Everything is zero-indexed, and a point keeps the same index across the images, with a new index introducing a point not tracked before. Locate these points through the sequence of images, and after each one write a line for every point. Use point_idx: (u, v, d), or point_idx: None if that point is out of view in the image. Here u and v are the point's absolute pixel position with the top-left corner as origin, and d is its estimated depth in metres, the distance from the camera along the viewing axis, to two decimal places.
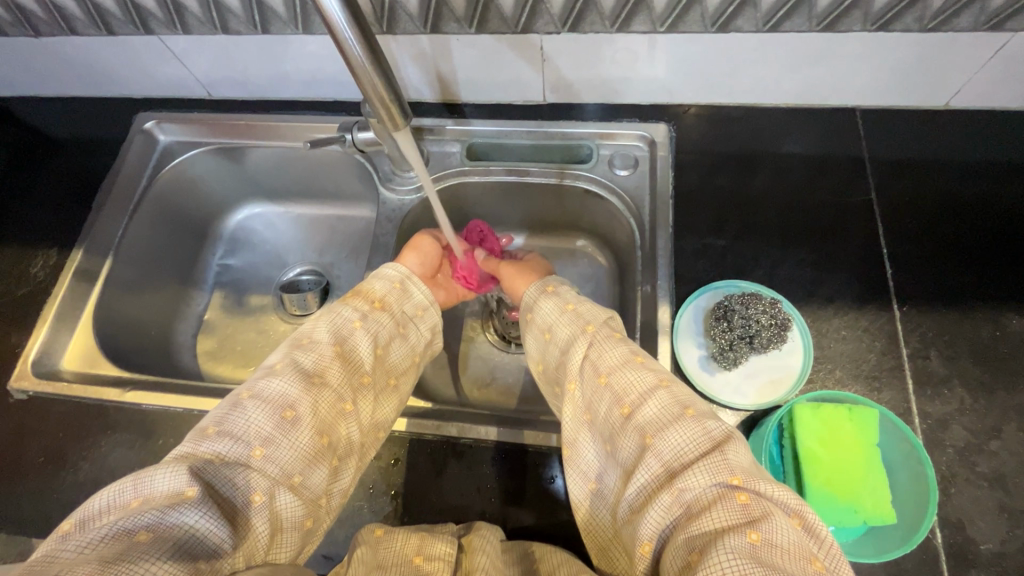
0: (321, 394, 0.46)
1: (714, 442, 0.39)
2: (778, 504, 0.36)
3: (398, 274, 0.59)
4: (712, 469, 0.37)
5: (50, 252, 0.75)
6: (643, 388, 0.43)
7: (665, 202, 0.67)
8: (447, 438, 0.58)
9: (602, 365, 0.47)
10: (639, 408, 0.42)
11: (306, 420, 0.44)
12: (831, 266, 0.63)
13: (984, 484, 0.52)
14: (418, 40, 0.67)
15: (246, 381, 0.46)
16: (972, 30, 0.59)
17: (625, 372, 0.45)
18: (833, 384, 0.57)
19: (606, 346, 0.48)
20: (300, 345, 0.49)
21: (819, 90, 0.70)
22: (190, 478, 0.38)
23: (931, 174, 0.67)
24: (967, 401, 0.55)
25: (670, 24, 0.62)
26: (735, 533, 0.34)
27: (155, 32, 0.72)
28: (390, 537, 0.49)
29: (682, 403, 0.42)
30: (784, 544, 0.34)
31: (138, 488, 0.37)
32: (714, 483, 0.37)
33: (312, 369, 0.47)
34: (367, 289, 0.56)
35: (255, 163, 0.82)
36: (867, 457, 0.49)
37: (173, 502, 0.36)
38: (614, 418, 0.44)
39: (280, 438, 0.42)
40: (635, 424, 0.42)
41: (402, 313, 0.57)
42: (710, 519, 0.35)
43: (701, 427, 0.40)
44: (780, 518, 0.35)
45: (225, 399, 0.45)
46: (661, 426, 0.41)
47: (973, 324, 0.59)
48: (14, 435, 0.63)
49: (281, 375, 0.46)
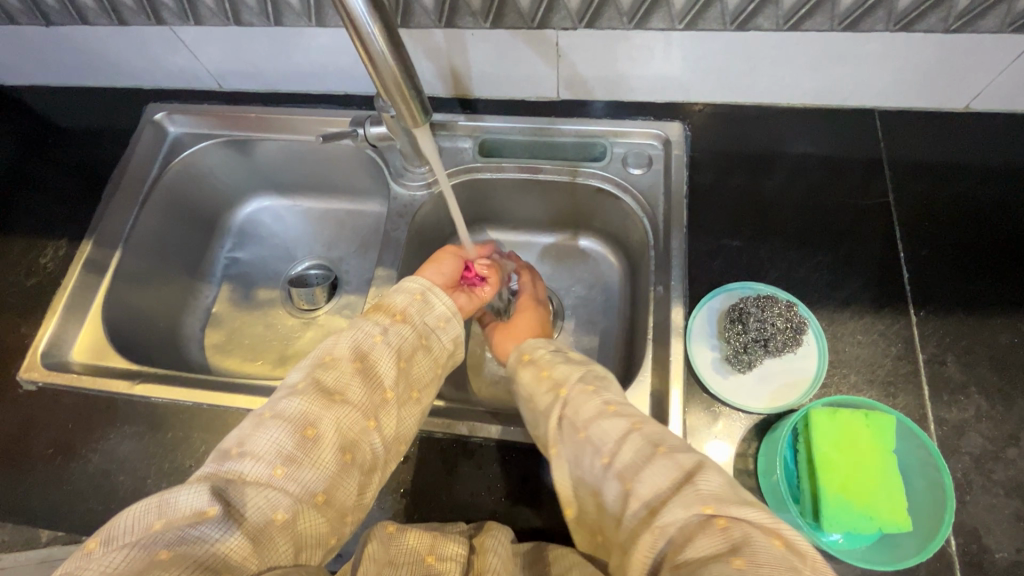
0: (344, 412, 0.45)
1: (685, 472, 0.39)
2: (757, 526, 0.34)
3: (419, 286, 0.57)
4: (685, 502, 0.36)
5: (59, 242, 0.75)
6: (617, 435, 0.43)
7: (680, 201, 0.66)
8: (457, 436, 0.58)
9: (579, 421, 0.46)
10: (617, 455, 0.42)
11: (327, 437, 0.43)
12: (847, 270, 0.62)
13: (1000, 492, 0.51)
14: (432, 35, 0.67)
15: (265, 405, 0.45)
16: (997, 32, 0.58)
17: (600, 423, 0.44)
18: (848, 389, 0.56)
19: (580, 400, 0.47)
20: (322, 363, 0.48)
21: (837, 91, 0.69)
22: (212, 497, 0.38)
23: (950, 178, 0.67)
24: (984, 407, 0.55)
25: (689, 21, 0.61)
26: (719, 559, 0.33)
27: (166, 22, 0.71)
28: (402, 535, 0.47)
29: (653, 443, 0.41)
30: (766, 563, 0.32)
31: (161, 509, 0.37)
32: (689, 514, 0.36)
33: (332, 387, 0.46)
34: (388, 302, 0.55)
35: (264, 155, 0.82)
36: (883, 464, 0.49)
37: (194, 521, 0.36)
38: (596, 468, 0.43)
39: (303, 457, 0.42)
40: (615, 470, 0.41)
41: (423, 325, 0.55)
42: (695, 547, 0.34)
43: (671, 460, 0.39)
44: (759, 538, 0.34)
45: (248, 418, 0.45)
46: (636, 468, 0.40)
47: (991, 330, 0.58)
48: (24, 426, 0.63)
49: (300, 394, 0.45)
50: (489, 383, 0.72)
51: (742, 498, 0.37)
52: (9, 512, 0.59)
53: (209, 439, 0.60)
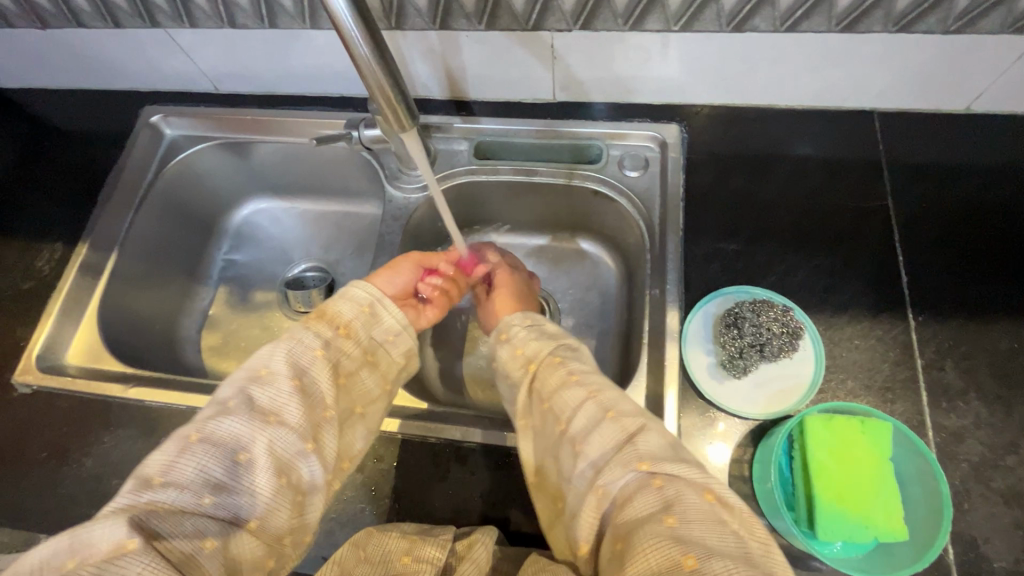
0: (282, 437, 0.43)
1: (628, 435, 0.39)
2: (689, 483, 0.36)
3: (368, 296, 0.55)
4: (623, 461, 0.38)
5: (56, 245, 0.75)
6: (574, 403, 0.43)
7: (676, 203, 0.66)
8: (450, 441, 0.58)
9: (544, 391, 0.46)
10: (573, 422, 0.42)
11: (261, 461, 0.41)
12: (845, 273, 0.62)
13: (1000, 501, 0.51)
14: (427, 37, 0.66)
15: (193, 424, 0.42)
16: (997, 32, 0.57)
17: (559, 392, 0.44)
18: (845, 395, 0.55)
19: (547, 373, 0.46)
20: (257, 379, 0.45)
21: (836, 93, 0.68)
22: (130, 529, 0.35)
23: (950, 181, 0.66)
24: (983, 414, 0.54)
25: (685, 22, 0.61)
26: (653, 520, 0.34)
27: (161, 25, 0.71)
28: (382, 535, 0.49)
29: (603, 408, 0.42)
30: (698, 519, 0.34)
31: (74, 546, 0.34)
32: (627, 475, 0.37)
33: (268, 407, 0.43)
34: (333, 313, 0.52)
35: (260, 157, 0.82)
36: (880, 472, 0.48)
37: (112, 557, 0.33)
38: (555, 435, 0.43)
39: (235, 485, 0.40)
40: (569, 437, 0.42)
41: (369, 340, 0.53)
42: (634, 507, 0.36)
43: (617, 425, 0.40)
44: (689, 493, 0.35)
45: (172, 439, 0.41)
46: (586, 434, 0.41)
47: (991, 335, 0.57)
48: (20, 429, 0.63)
49: (234, 415, 0.42)
50: (485, 386, 0.72)
51: (678, 456, 0.38)
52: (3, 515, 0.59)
53: None
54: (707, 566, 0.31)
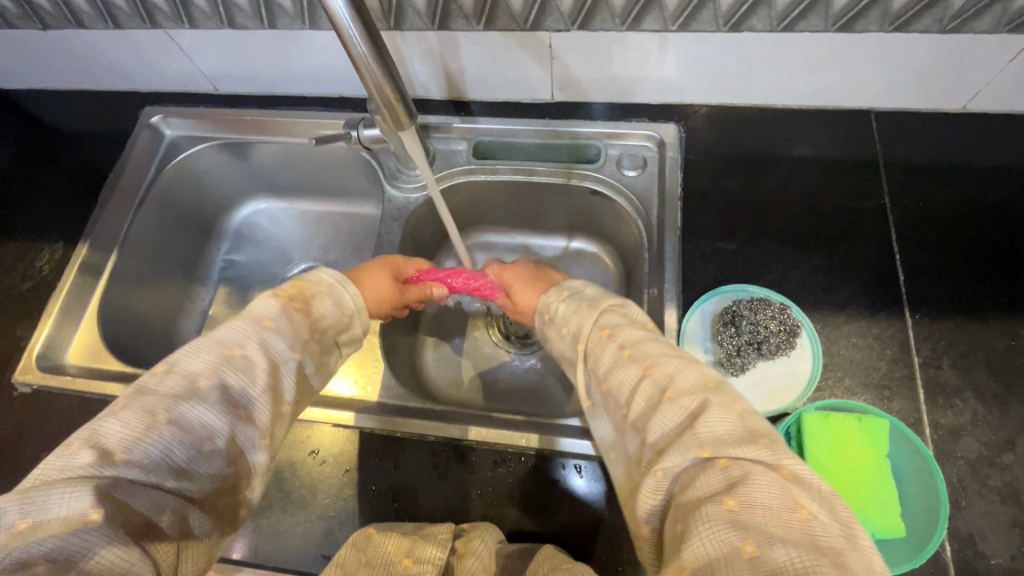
0: (245, 431, 0.41)
1: (692, 416, 0.36)
2: (757, 464, 0.33)
3: (353, 304, 0.53)
4: (683, 445, 0.35)
5: (56, 245, 0.75)
6: (630, 384, 0.40)
7: (674, 203, 0.66)
8: (450, 439, 0.58)
9: (600, 370, 0.43)
10: (631, 404, 0.40)
11: (221, 450, 0.40)
12: (843, 272, 0.62)
13: (997, 498, 0.51)
14: (426, 37, 0.66)
15: (160, 398, 0.39)
16: (993, 32, 0.57)
17: (615, 371, 0.42)
18: (843, 393, 0.56)
19: (597, 351, 0.44)
20: (229, 360, 0.42)
21: (833, 92, 0.69)
22: (93, 500, 0.34)
23: (947, 181, 0.66)
24: (980, 412, 0.54)
25: (682, 22, 0.61)
26: (711, 502, 0.32)
27: (161, 26, 0.71)
28: (380, 539, 0.48)
29: (661, 387, 0.39)
30: (764, 503, 0.31)
31: (26, 509, 0.33)
32: (686, 460, 0.34)
33: (238, 397, 0.41)
34: (316, 311, 0.49)
35: (260, 157, 0.82)
36: (878, 469, 0.48)
37: (72, 530, 0.33)
38: (618, 416, 0.41)
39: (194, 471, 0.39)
40: (630, 420, 0.40)
41: (333, 345, 0.51)
42: (694, 491, 0.33)
43: (677, 406, 0.37)
44: (757, 477, 0.32)
45: (135, 410, 0.38)
46: (646, 417, 0.38)
47: (988, 334, 0.58)
48: (19, 428, 0.63)
49: (207, 401, 0.40)
50: (484, 386, 0.72)
51: (746, 437, 0.35)
52: None
53: None
54: (769, 555, 0.29)
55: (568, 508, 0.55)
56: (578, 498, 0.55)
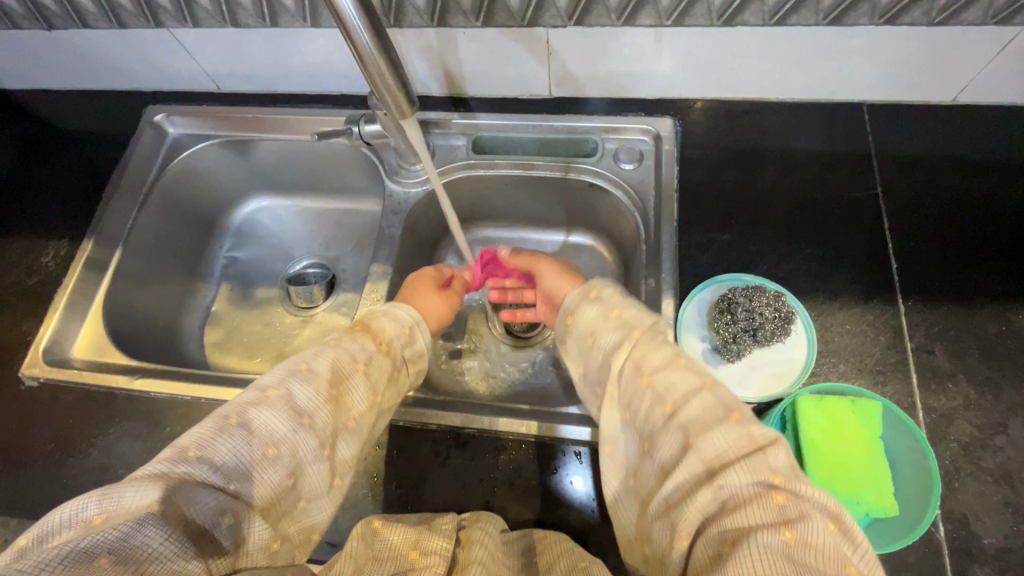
0: (262, 416, 0.42)
1: (756, 443, 0.36)
2: (816, 506, 0.34)
3: (409, 319, 0.57)
4: (752, 468, 0.35)
5: (61, 242, 0.76)
6: (687, 388, 0.40)
7: (670, 195, 0.67)
8: (451, 428, 0.59)
9: (646, 364, 0.42)
10: (683, 407, 0.39)
11: (285, 459, 0.42)
12: (837, 261, 0.63)
13: (990, 480, 0.52)
14: (425, 34, 0.68)
15: (234, 405, 0.43)
16: (980, 24, 0.59)
17: (671, 372, 0.41)
18: (837, 378, 0.57)
19: (652, 345, 0.43)
20: (297, 373, 0.46)
21: (826, 86, 0.70)
22: (159, 496, 0.36)
23: (939, 171, 0.67)
24: (972, 395, 0.55)
25: (677, 17, 0.62)
26: (770, 530, 0.32)
27: (165, 26, 0.72)
28: (387, 529, 0.49)
29: (725, 405, 0.38)
30: (821, 546, 0.32)
31: (103, 503, 0.36)
32: (751, 483, 0.34)
33: (305, 407, 0.44)
34: (377, 328, 0.54)
35: (262, 155, 0.83)
36: (868, 450, 0.49)
37: (139, 522, 0.35)
38: (654, 415, 0.40)
39: (258, 475, 0.40)
40: (677, 424, 0.38)
41: (402, 360, 0.54)
42: (750, 514, 0.33)
43: (745, 428, 0.37)
44: (819, 521, 0.33)
45: (212, 417, 0.42)
46: (703, 425, 0.37)
47: (980, 319, 0.59)
48: (25, 422, 0.64)
49: (274, 408, 0.43)
50: (485, 378, 0.73)
51: (805, 479, 0.35)
52: (9, 505, 0.60)
53: None
54: None
55: (570, 494, 0.56)
56: (578, 492, 0.56)
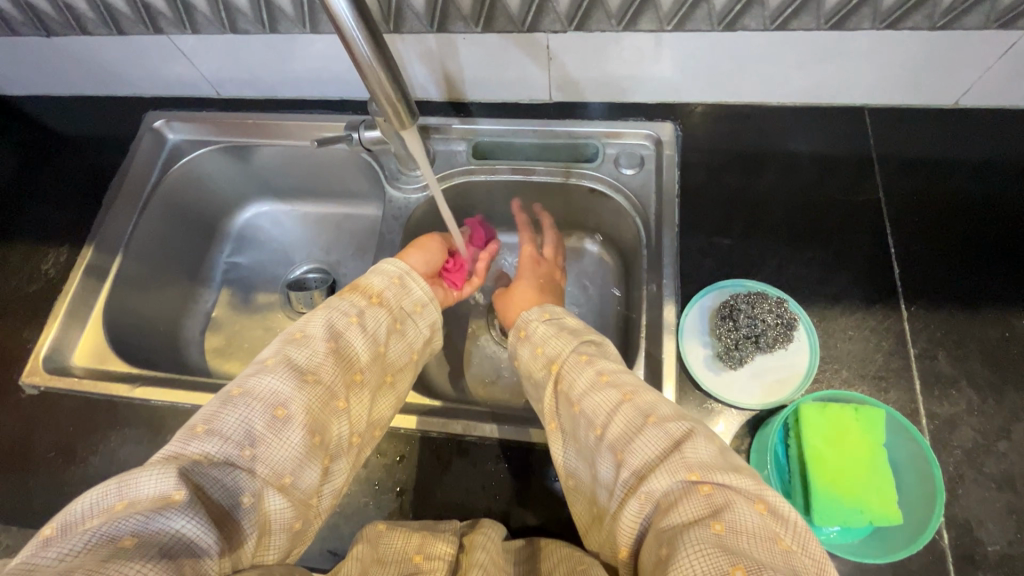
0: (272, 381, 0.44)
1: (674, 441, 0.39)
2: (740, 493, 0.36)
3: (397, 270, 0.58)
4: (672, 469, 0.38)
5: (61, 249, 0.76)
6: (608, 407, 0.43)
7: (671, 200, 0.67)
8: (452, 435, 0.59)
9: (574, 393, 0.46)
10: (608, 427, 0.42)
11: (283, 457, 0.41)
12: (838, 266, 0.63)
13: (992, 485, 0.52)
14: (424, 40, 0.68)
15: (241, 375, 0.45)
16: (982, 28, 0.58)
17: (593, 396, 0.45)
18: (839, 384, 0.56)
19: (574, 373, 0.48)
20: (293, 340, 0.48)
21: (827, 89, 0.70)
22: (178, 481, 0.37)
23: (939, 174, 0.67)
24: (975, 401, 0.55)
25: (677, 23, 0.62)
26: (699, 525, 0.34)
27: (164, 32, 0.72)
28: (391, 533, 0.50)
29: (644, 413, 0.42)
30: (748, 531, 0.34)
31: (123, 490, 0.36)
32: (675, 482, 0.37)
33: (305, 366, 0.46)
34: (365, 284, 0.55)
35: (262, 160, 0.83)
36: (874, 456, 0.49)
37: (160, 506, 0.35)
38: (590, 439, 0.44)
39: (270, 438, 0.41)
40: (607, 444, 0.42)
41: (400, 309, 0.56)
42: (678, 513, 0.36)
43: (661, 430, 0.40)
44: (741, 506, 0.35)
45: (215, 395, 0.43)
46: (627, 439, 0.41)
47: (982, 324, 0.58)
48: (26, 429, 0.64)
49: (274, 372, 0.45)
50: (486, 383, 0.73)
51: (729, 465, 0.38)
52: (11, 513, 0.60)
53: None
54: None
55: None
56: None
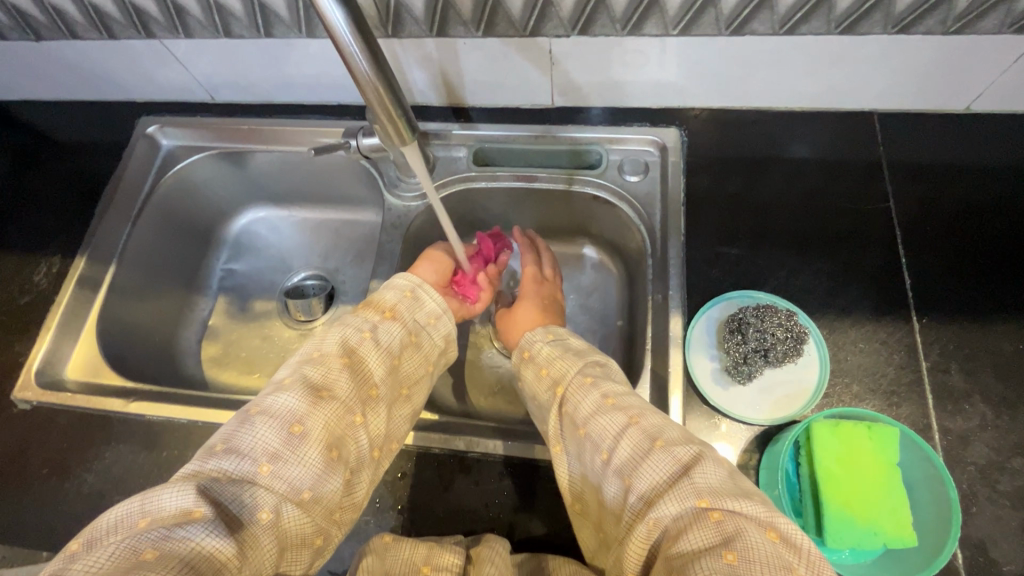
0: (285, 399, 0.44)
1: (683, 465, 0.39)
2: (751, 518, 0.35)
3: (408, 283, 0.57)
4: (680, 494, 0.37)
5: (53, 258, 0.75)
6: (614, 431, 0.43)
7: (677, 208, 0.66)
8: (454, 451, 0.58)
9: (579, 417, 0.46)
10: (615, 451, 0.42)
11: (287, 475, 0.41)
12: (849, 276, 0.61)
13: (1007, 504, 0.50)
14: (423, 44, 0.66)
15: (255, 397, 0.45)
16: (996, 33, 0.57)
17: (599, 419, 0.45)
18: (850, 399, 0.55)
19: (579, 395, 0.47)
20: (311, 359, 0.48)
21: (836, 94, 0.68)
22: (198, 498, 0.37)
23: (950, 182, 0.66)
24: (989, 416, 0.54)
25: (683, 27, 0.60)
26: (711, 554, 0.34)
27: (156, 36, 0.70)
28: (398, 545, 0.48)
29: (650, 436, 0.42)
30: (761, 559, 0.33)
31: (144, 507, 0.37)
32: (685, 508, 0.37)
33: (320, 384, 0.46)
34: (378, 299, 0.55)
35: (258, 166, 0.81)
36: (889, 478, 0.48)
37: (181, 521, 0.36)
38: (596, 463, 0.44)
39: (287, 454, 0.41)
40: (613, 468, 0.42)
41: (414, 322, 0.55)
42: (689, 540, 0.35)
43: (669, 454, 0.40)
44: (752, 533, 0.34)
45: (234, 415, 0.44)
46: (635, 464, 0.41)
47: (996, 336, 0.57)
48: (18, 445, 0.63)
49: (290, 390, 0.45)
50: (488, 395, 0.71)
51: (741, 492, 0.37)
52: (4, 532, 0.59)
53: None
54: None
55: None
56: None
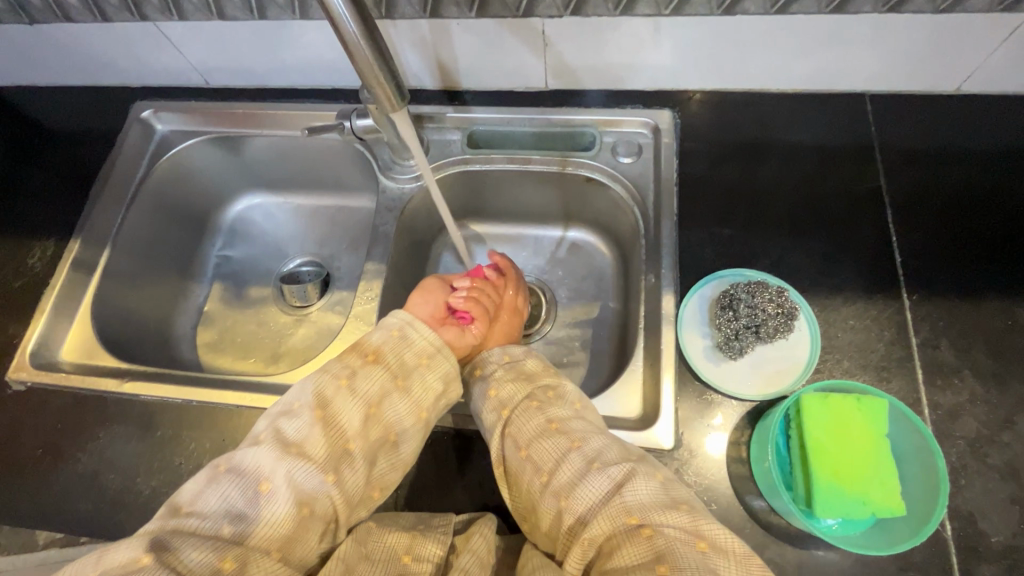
0: (254, 453, 0.46)
1: (617, 484, 0.45)
2: (679, 535, 0.42)
3: (399, 321, 0.55)
4: (613, 513, 0.44)
5: (47, 243, 0.75)
6: (557, 454, 0.48)
7: (669, 188, 0.67)
8: (447, 429, 0.58)
9: (521, 440, 0.50)
10: (556, 473, 0.47)
11: (255, 529, 0.43)
12: (840, 256, 0.62)
13: (996, 476, 0.51)
14: (418, 25, 0.66)
15: (228, 453, 0.47)
16: (987, 11, 0.57)
17: (542, 443, 0.49)
18: (841, 374, 0.56)
19: (524, 419, 0.51)
20: (287, 412, 0.48)
21: (828, 75, 0.68)
22: (148, 548, 0.40)
23: (940, 164, 0.66)
24: (978, 391, 0.54)
25: (675, 7, 0.61)
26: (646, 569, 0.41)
27: (150, 18, 0.70)
28: (381, 531, 0.49)
29: (588, 459, 0.47)
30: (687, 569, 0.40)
31: (100, 560, 0.40)
32: (621, 526, 0.44)
33: (293, 438, 0.47)
34: (364, 341, 0.54)
35: (254, 151, 0.81)
36: (878, 449, 0.48)
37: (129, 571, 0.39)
38: (535, 485, 0.48)
39: (254, 513, 0.44)
40: (553, 489, 0.47)
41: (400, 365, 0.52)
42: (625, 555, 0.42)
43: (605, 475, 0.46)
44: (677, 549, 0.41)
45: (205, 469, 0.46)
46: (573, 486, 0.46)
47: (986, 313, 0.58)
48: (12, 428, 0.63)
49: (263, 445, 0.46)
50: None
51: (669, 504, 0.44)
52: None
53: (198, 437, 0.60)
54: None
55: None
56: None
